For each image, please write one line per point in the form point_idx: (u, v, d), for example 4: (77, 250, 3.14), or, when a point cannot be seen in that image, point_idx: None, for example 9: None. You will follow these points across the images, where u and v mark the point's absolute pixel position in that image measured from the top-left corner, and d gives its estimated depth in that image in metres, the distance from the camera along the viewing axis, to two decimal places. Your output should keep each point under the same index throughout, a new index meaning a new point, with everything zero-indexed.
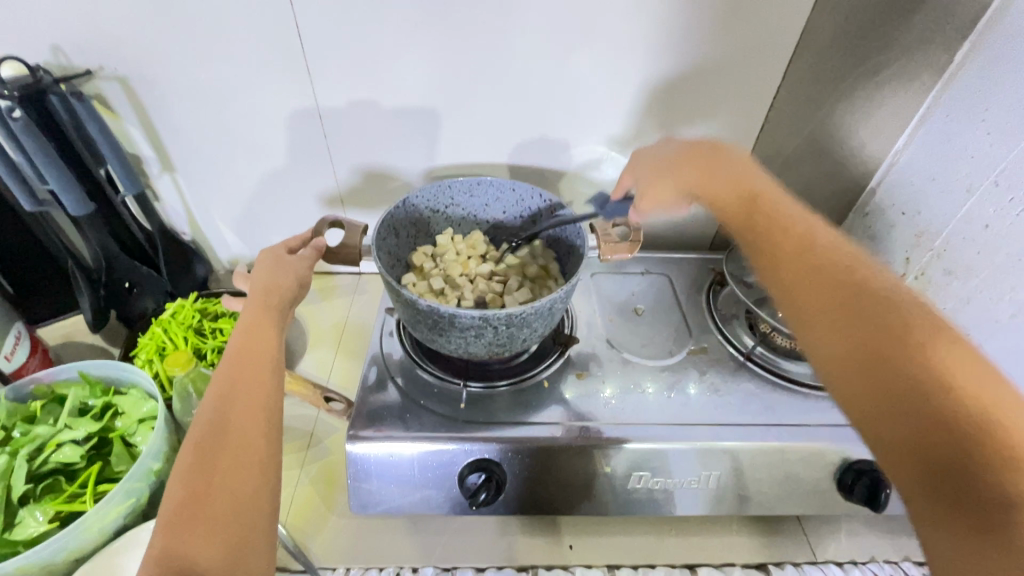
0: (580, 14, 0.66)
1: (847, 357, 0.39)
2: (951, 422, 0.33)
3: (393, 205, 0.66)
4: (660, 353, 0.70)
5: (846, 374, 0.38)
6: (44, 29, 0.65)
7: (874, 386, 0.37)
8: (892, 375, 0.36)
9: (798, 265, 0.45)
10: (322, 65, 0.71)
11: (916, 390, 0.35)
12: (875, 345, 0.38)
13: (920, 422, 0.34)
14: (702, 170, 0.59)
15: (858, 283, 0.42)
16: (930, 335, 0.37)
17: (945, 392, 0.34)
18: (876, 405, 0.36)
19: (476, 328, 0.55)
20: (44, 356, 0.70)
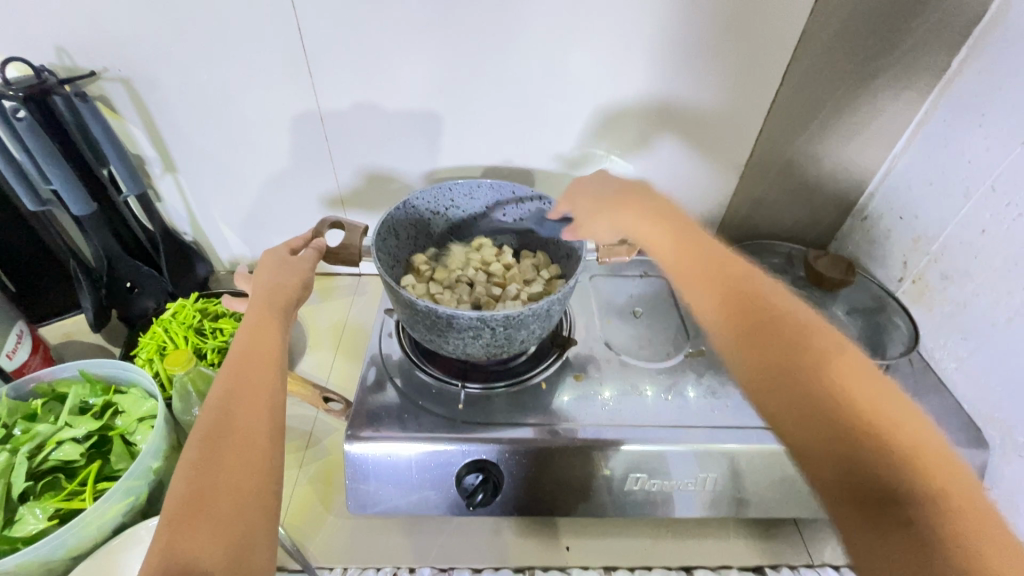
0: (581, 18, 0.67)
1: (764, 373, 0.40)
2: (852, 427, 0.36)
3: (394, 206, 0.66)
4: (659, 355, 0.70)
5: (762, 389, 0.40)
6: (49, 30, 0.65)
7: (788, 399, 0.38)
8: (800, 385, 0.38)
9: (708, 278, 0.47)
10: (324, 68, 0.71)
11: (822, 400, 0.37)
12: (781, 357, 0.40)
13: (827, 429, 0.37)
14: (628, 199, 0.59)
15: (762, 297, 0.45)
16: (828, 346, 0.40)
17: (843, 397, 0.37)
18: (792, 417, 0.38)
19: (474, 329, 0.55)
20: (45, 355, 0.71)
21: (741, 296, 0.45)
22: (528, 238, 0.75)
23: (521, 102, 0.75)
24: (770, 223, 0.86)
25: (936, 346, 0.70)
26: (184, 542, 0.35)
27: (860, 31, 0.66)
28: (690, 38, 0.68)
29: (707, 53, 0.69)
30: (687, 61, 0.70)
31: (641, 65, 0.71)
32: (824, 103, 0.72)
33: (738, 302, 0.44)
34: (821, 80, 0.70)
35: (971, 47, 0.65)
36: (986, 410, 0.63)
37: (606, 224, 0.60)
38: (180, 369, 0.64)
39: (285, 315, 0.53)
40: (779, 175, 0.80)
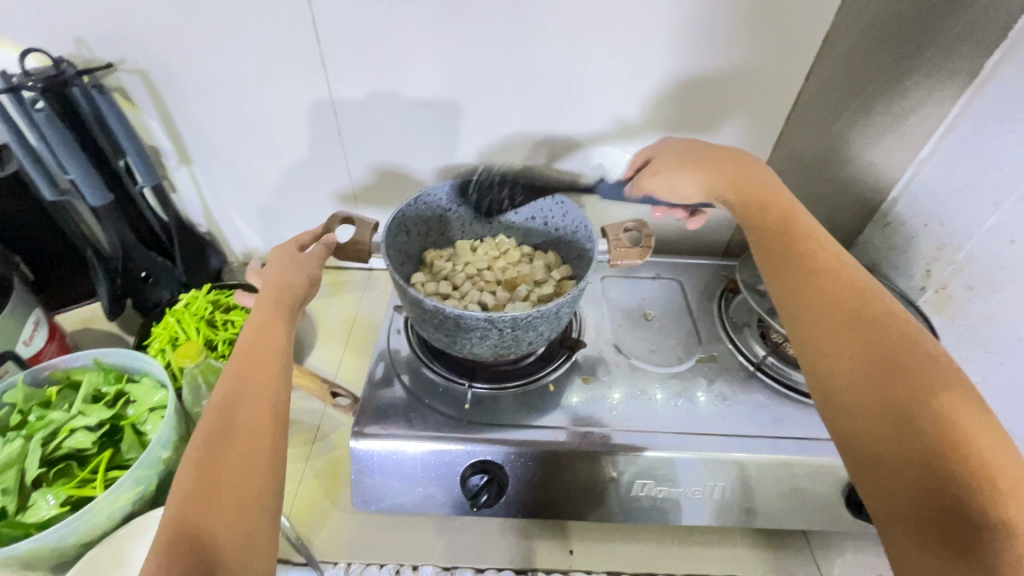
0: (598, 12, 0.66)
1: (858, 381, 0.42)
2: (929, 433, 0.38)
3: (405, 201, 0.66)
4: (669, 360, 0.69)
5: (848, 391, 0.43)
6: (68, 22, 0.66)
7: (874, 401, 0.41)
8: (889, 393, 0.41)
9: (829, 290, 0.48)
10: (338, 63, 0.71)
11: (910, 407, 0.40)
12: (876, 367, 0.42)
13: (896, 430, 0.39)
14: (724, 166, 0.59)
15: (867, 310, 0.46)
16: (924, 361, 0.42)
17: (934, 416, 0.39)
18: (874, 418, 0.41)
19: (482, 330, 0.54)
20: (61, 343, 0.72)
21: (846, 307, 0.46)
22: (539, 237, 0.74)
23: (534, 98, 0.74)
24: None
25: (958, 359, 0.68)
26: (196, 528, 0.36)
27: None
28: (711, 34, 0.67)
29: (727, 50, 0.68)
30: (706, 58, 0.69)
31: (659, 61, 0.69)
32: None
33: (847, 312, 0.46)
34: (846, 81, 0.68)
35: (1007, 48, 0.61)
36: None
37: (694, 181, 0.59)
38: (191, 356, 0.66)
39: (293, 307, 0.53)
40: (798, 179, 0.78)
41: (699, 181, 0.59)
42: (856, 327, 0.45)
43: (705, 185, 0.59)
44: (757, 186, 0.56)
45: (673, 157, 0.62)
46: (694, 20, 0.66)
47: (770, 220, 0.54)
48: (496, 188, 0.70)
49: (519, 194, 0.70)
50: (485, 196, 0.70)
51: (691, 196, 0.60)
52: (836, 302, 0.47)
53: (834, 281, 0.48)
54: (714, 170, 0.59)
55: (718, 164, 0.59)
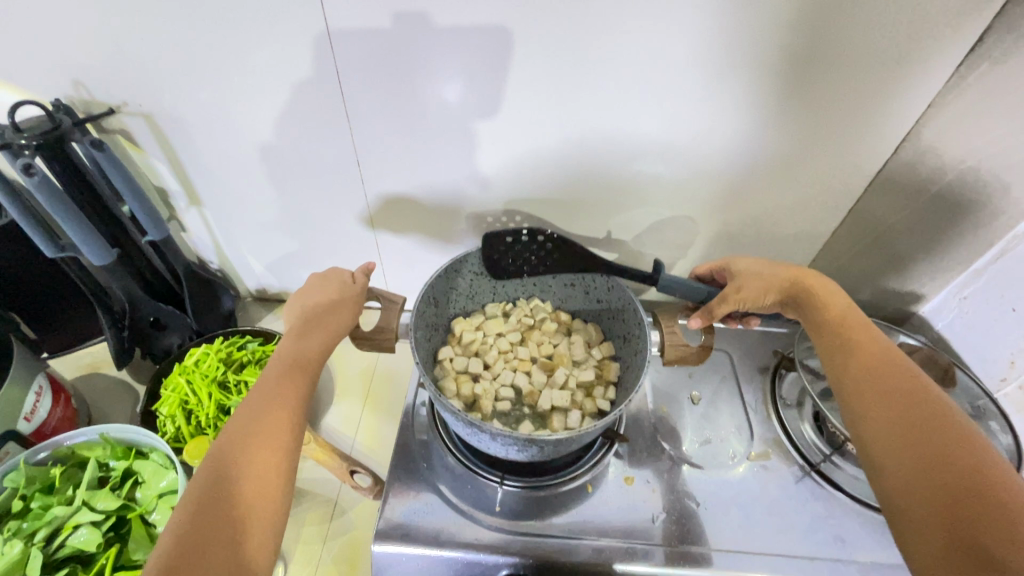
0: (661, 66, 0.57)
1: (900, 445, 0.45)
2: (977, 496, 0.41)
3: (435, 272, 0.60)
4: (717, 455, 0.63)
5: (893, 453, 0.45)
6: (63, 62, 0.59)
7: (917, 463, 0.44)
8: (938, 460, 0.43)
9: (872, 363, 0.51)
10: (360, 108, 0.63)
11: (961, 476, 0.42)
12: (912, 434, 0.46)
13: (941, 487, 0.42)
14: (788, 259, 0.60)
15: (908, 379, 0.50)
16: (962, 435, 0.45)
17: (988, 488, 0.41)
18: (917, 476, 0.43)
19: (520, 445, 0.50)
20: (67, 405, 0.68)
21: (896, 387, 0.49)
22: (578, 304, 0.68)
23: (579, 150, 0.66)
24: None
25: None
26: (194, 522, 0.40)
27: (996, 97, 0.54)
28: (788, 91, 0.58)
29: (804, 107, 0.60)
30: (777, 115, 0.61)
31: (723, 117, 0.61)
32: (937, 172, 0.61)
33: (891, 381, 0.50)
34: None
35: None
36: None
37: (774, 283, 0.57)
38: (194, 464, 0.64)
39: (328, 326, 0.55)
40: None
41: (774, 291, 0.57)
42: (894, 391, 0.49)
43: (776, 293, 0.58)
44: (806, 277, 0.57)
45: (754, 270, 0.59)
46: (771, 76, 0.57)
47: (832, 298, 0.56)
48: (524, 241, 0.58)
49: (553, 246, 0.58)
50: (511, 253, 0.59)
51: (766, 304, 0.59)
52: (877, 370, 0.51)
53: (876, 357, 0.52)
54: (777, 274, 0.58)
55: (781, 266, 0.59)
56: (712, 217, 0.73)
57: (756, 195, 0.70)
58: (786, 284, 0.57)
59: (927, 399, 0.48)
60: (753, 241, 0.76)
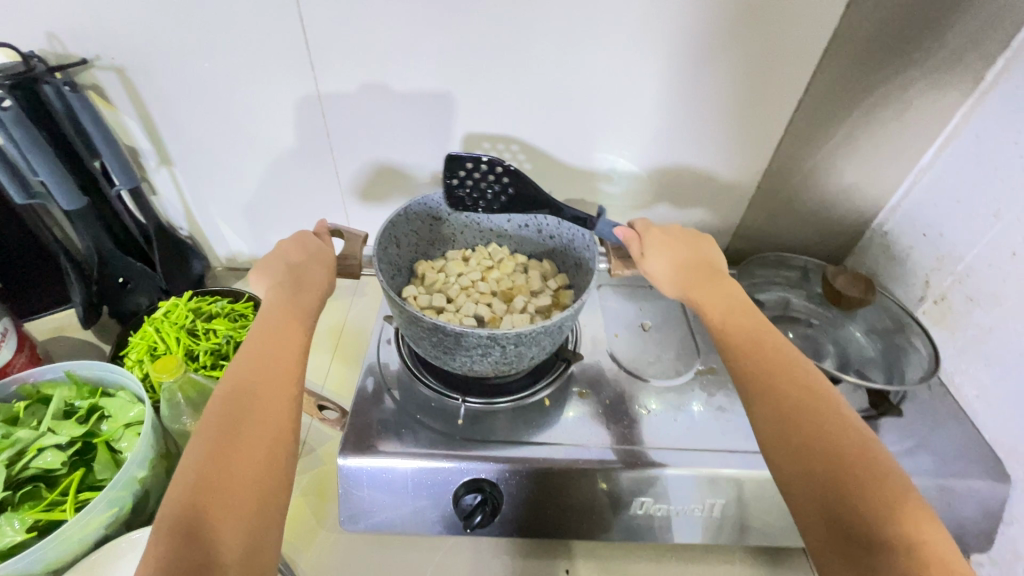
0: (601, 15, 0.63)
1: (795, 433, 0.44)
2: (860, 505, 0.40)
3: (395, 212, 0.63)
4: (667, 372, 0.68)
5: (783, 457, 0.44)
6: (40, 15, 0.62)
7: (808, 471, 0.42)
8: (826, 470, 0.42)
9: (760, 350, 0.50)
10: (326, 61, 0.67)
11: (844, 484, 0.41)
12: (811, 435, 0.44)
13: (828, 497, 0.41)
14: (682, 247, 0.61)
15: (798, 375, 0.48)
16: (846, 433, 0.43)
17: (868, 493, 0.40)
18: (806, 485, 0.42)
19: (483, 348, 0.53)
20: (32, 353, 0.69)
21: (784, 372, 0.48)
22: (533, 245, 0.72)
23: (534, 103, 0.71)
24: (787, 236, 0.83)
25: (956, 371, 0.68)
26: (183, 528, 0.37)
27: (893, 37, 0.62)
28: (718, 38, 0.64)
29: (733, 56, 0.65)
30: (710, 65, 0.66)
31: (662, 66, 0.66)
32: (849, 112, 0.68)
33: (783, 380, 0.47)
34: (849, 89, 0.66)
35: (1009, 58, 0.61)
36: (1010, 442, 0.60)
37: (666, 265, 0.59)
38: (165, 376, 0.60)
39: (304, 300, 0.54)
40: (799, 188, 0.77)
41: (676, 268, 0.59)
42: (784, 389, 0.47)
43: (678, 268, 0.59)
44: (702, 266, 0.59)
45: (662, 243, 0.61)
46: (702, 24, 0.63)
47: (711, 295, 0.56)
48: (481, 172, 0.62)
49: (508, 181, 0.62)
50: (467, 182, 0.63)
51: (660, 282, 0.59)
52: (767, 367, 0.49)
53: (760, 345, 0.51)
54: (679, 253, 0.60)
55: (683, 249, 0.61)
56: (664, 173, 0.78)
57: (700, 150, 0.75)
58: (684, 268, 0.59)
59: (816, 396, 0.46)
60: (703, 196, 0.80)
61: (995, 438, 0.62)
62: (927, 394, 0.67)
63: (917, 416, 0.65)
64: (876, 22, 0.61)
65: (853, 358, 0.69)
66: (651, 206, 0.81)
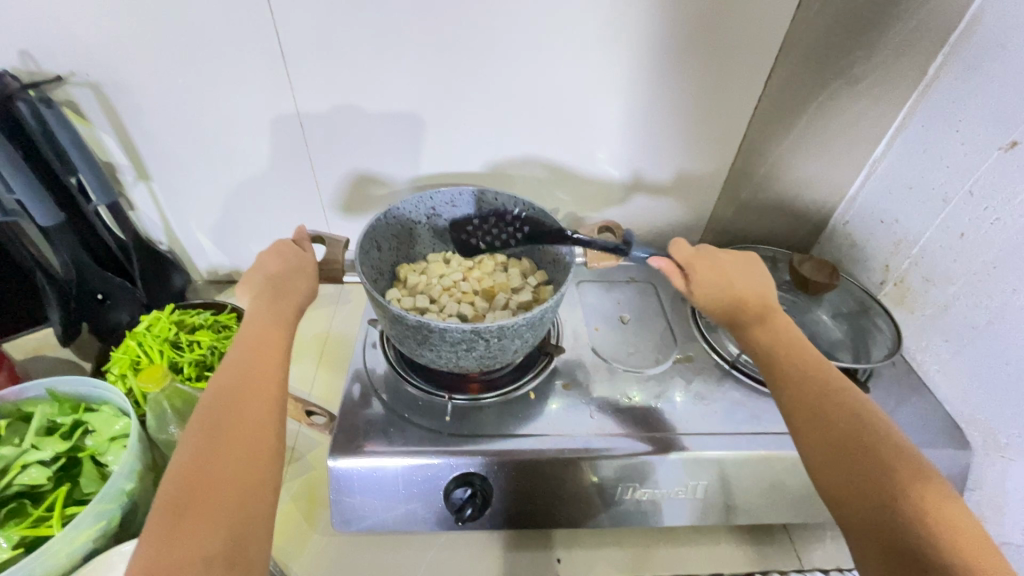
0: (568, 21, 0.65)
1: (836, 454, 0.45)
2: (900, 512, 0.41)
3: (375, 217, 0.65)
4: (646, 362, 0.71)
5: (827, 471, 0.45)
6: (13, 34, 0.63)
7: (851, 482, 0.43)
8: (871, 487, 0.42)
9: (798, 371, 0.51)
10: (301, 72, 0.68)
11: (881, 491, 0.42)
12: (853, 456, 0.44)
13: (875, 519, 0.42)
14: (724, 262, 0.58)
15: (835, 388, 0.49)
16: (888, 448, 0.44)
17: (912, 505, 0.41)
18: (853, 503, 0.43)
19: (467, 342, 0.54)
20: (10, 372, 0.68)
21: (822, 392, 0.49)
22: (512, 245, 0.74)
23: (508, 108, 0.73)
24: (756, 229, 0.86)
25: (918, 348, 0.71)
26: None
27: (841, 36, 0.66)
28: (681, 41, 0.67)
29: (696, 57, 0.68)
30: (674, 66, 0.69)
31: (629, 69, 0.69)
32: (806, 108, 0.72)
33: (820, 394, 0.48)
34: (805, 86, 0.70)
35: (949, 52, 0.65)
36: (969, 411, 0.64)
37: (713, 289, 0.56)
38: (150, 387, 0.60)
39: (277, 316, 0.53)
40: (764, 182, 0.80)
41: (723, 296, 0.55)
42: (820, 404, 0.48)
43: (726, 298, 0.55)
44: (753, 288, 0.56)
45: (711, 269, 0.57)
46: (666, 28, 0.66)
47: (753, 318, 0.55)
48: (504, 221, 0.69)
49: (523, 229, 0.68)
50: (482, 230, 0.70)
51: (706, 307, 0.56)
52: (806, 383, 0.50)
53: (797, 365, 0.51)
54: (727, 279, 0.56)
55: (730, 271, 0.57)
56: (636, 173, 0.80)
57: (669, 149, 0.78)
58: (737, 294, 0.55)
59: (852, 408, 0.47)
60: (675, 193, 0.83)
61: (957, 409, 0.66)
62: (892, 371, 0.71)
63: (884, 392, 0.68)
64: (826, 22, 0.65)
65: (822, 340, 0.71)
66: (626, 204, 0.84)
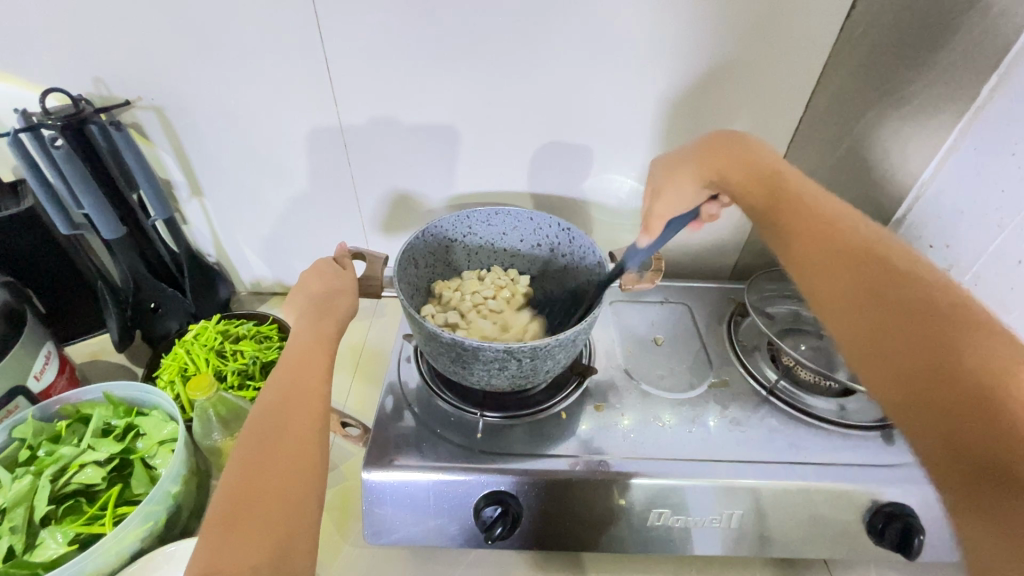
0: (605, 44, 0.66)
1: (867, 327, 0.40)
2: (966, 380, 0.34)
3: (412, 235, 0.67)
4: (681, 386, 0.69)
5: (857, 347, 0.40)
6: (89, 62, 0.68)
7: (880, 353, 0.38)
8: (918, 347, 0.37)
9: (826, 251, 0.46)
10: (347, 94, 0.71)
11: (930, 354, 0.36)
12: (885, 320, 0.39)
13: (929, 383, 0.35)
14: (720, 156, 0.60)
15: (878, 269, 0.42)
16: (938, 310, 0.38)
17: (973, 360, 0.34)
18: (894, 377, 0.37)
19: (500, 361, 0.55)
20: (71, 375, 0.72)
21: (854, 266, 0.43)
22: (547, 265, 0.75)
23: (543, 129, 0.74)
24: None
25: None
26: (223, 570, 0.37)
27: (886, 57, 0.65)
28: (717, 62, 0.67)
29: (734, 78, 0.69)
30: (711, 87, 0.69)
31: (665, 89, 0.70)
32: (849, 128, 0.71)
33: (869, 283, 0.42)
34: (847, 107, 0.69)
35: (1001, 74, 0.62)
36: None
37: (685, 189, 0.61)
38: (197, 396, 0.63)
39: (322, 330, 0.56)
40: None
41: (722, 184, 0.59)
42: (872, 312, 0.40)
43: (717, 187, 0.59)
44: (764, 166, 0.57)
45: (668, 163, 0.64)
46: (702, 49, 0.66)
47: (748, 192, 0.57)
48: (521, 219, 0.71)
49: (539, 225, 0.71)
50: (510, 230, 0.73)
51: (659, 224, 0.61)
52: (835, 262, 0.45)
53: (818, 243, 0.47)
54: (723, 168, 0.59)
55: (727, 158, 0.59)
56: None
57: None
58: (762, 201, 0.55)
59: (905, 286, 0.40)
60: None
61: None
62: None
63: None
64: (869, 43, 0.64)
65: None
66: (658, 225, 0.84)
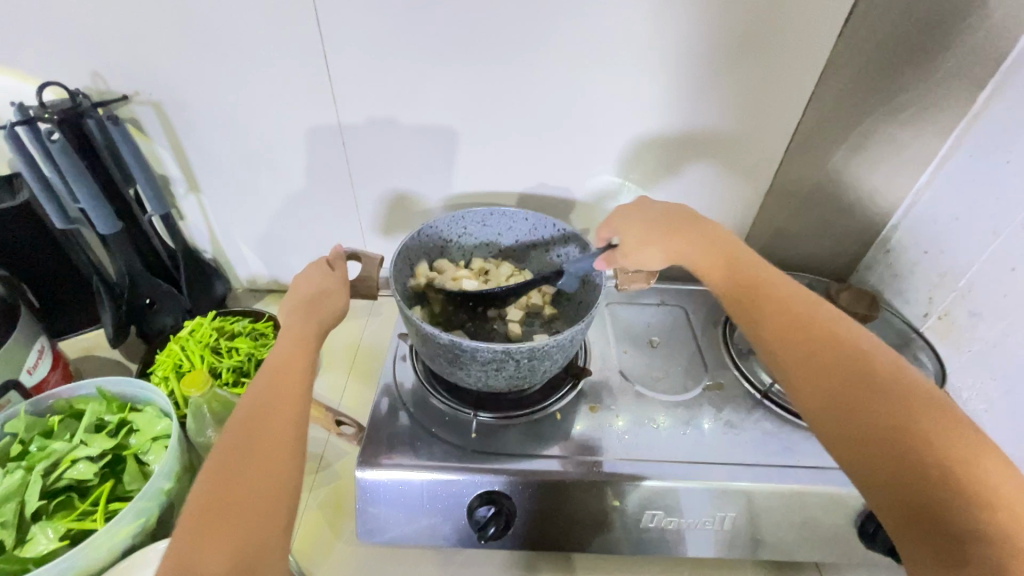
0: (605, 46, 0.66)
1: (837, 404, 0.40)
2: (929, 468, 0.36)
3: (409, 235, 0.67)
4: (676, 388, 0.70)
5: (828, 421, 0.40)
6: (88, 56, 0.68)
7: (852, 432, 0.39)
8: (884, 432, 0.38)
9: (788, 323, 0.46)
10: (346, 92, 0.71)
11: (897, 440, 0.37)
12: (854, 404, 0.40)
13: (899, 467, 0.37)
14: (676, 231, 0.57)
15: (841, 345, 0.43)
16: (901, 395, 0.39)
17: (933, 448, 0.36)
18: (867, 459, 0.38)
19: (498, 362, 0.55)
20: (64, 370, 0.72)
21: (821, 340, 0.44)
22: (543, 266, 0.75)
23: (542, 130, 0.74)
24: (791, 255, 0.84)
25: (963, 385, 0.68)
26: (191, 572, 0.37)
27: (884, 63, 0.65)
28: (715, 66, 0.67)
29: (733, 82, 0.69)
30: (710, 90, 0.69)
31: (663, 92, 0.70)
32: (846, 133, 0.71)
33: (840, 360, 0.42)
34: (844, 113, 0.69)
35: (999, 82, 0.63)
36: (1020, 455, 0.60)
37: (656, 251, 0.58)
38: (192, 392, 0.62)
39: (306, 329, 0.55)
40: (799, 208, 0.79)
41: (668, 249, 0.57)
42: (843, 389, 0.41)
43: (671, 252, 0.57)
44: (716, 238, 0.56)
45: (633, 219, 0.61)
46: (701, 53, 0.66)
47: (706, 265, 0.54)
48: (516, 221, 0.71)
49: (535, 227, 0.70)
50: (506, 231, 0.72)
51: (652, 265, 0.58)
52: (805, 335, 0.45)
53: (785, 310, 0.47)
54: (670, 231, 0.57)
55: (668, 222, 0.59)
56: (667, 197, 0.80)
57: (703, 173, 0.77)
58: (723, 257, 0.54)
59: (868, 366, 0.41)
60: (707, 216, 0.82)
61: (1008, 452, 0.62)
62: None
63: None
64: (867, 49, 0.64)
65: None
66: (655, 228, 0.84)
